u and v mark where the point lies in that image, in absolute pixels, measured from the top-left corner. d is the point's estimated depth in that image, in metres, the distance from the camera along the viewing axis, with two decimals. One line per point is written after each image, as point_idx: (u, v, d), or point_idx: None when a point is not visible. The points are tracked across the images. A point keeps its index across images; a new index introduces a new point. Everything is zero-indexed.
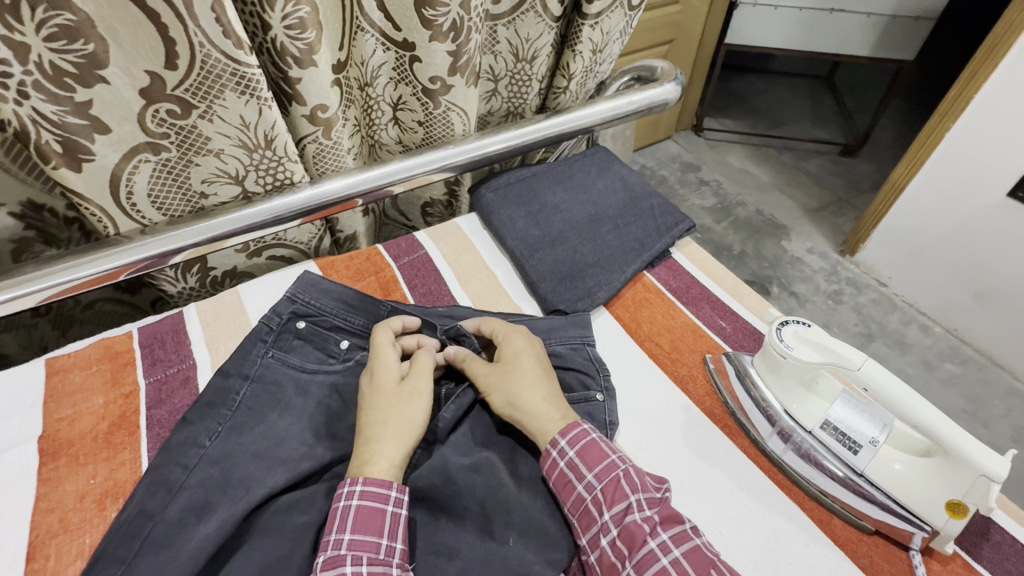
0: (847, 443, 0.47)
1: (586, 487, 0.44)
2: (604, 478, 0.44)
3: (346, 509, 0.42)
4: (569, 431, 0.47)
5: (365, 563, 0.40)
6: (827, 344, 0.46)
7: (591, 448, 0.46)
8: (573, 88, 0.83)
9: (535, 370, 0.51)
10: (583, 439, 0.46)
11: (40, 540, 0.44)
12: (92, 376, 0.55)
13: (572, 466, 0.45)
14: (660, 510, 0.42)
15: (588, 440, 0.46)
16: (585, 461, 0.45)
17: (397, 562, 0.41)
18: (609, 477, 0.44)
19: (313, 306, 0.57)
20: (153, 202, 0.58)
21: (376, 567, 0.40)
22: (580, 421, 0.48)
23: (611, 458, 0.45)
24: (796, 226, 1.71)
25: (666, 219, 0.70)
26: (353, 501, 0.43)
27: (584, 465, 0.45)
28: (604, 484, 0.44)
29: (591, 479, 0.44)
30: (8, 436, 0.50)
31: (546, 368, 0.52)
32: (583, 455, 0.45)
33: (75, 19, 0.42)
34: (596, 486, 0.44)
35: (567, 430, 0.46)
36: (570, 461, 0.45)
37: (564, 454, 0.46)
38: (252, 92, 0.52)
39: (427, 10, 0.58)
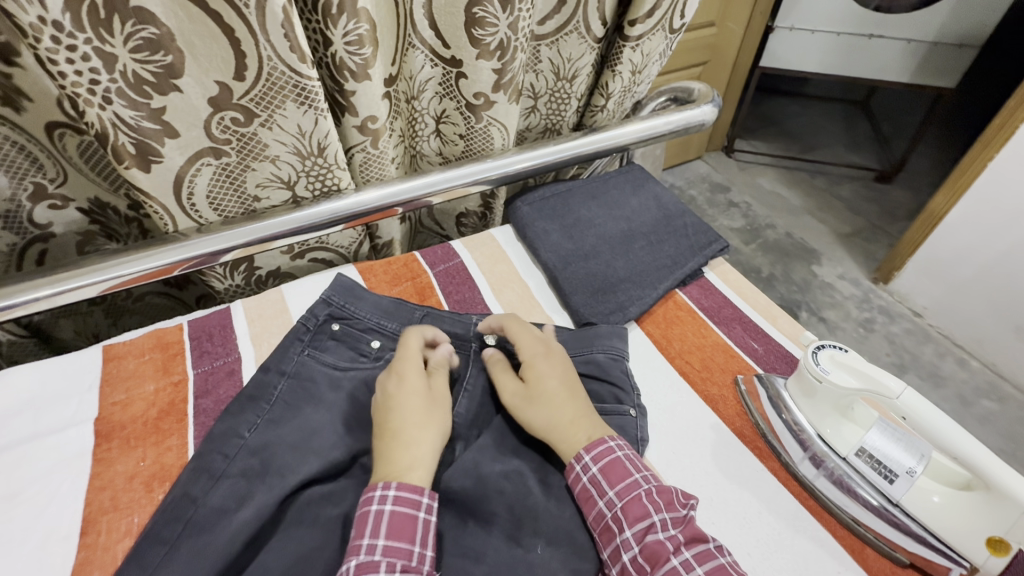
0: (883, 472, 0.46)
1: (607, 503, 0.45)
2: (626, 496, 0.45)
3: (379, 514, 0.42)
4: (595, 446, 0.48)
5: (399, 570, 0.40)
6: (865, 369, 0.46)
7: (614, 466, 0.46)
8: (611, 106, 0.84)
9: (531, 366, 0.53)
10: (606, 456, 0.47)
11: (92, 517, 0.47)
12: (145, 364, 0.58)
13: (595, 481, 0.46)
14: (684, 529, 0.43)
15: (612, 457, 0.47)
16: (607, 478, 0.46)
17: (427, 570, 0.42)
18: (630, 496, 0.45)
19: (348, 308, 0.59)
20: (211, 203, 0.61)
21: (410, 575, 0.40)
22: (603, 438, 0.48)
23: (634, 476, 0.46)
24: (827, 251, 1.69)
25: (700, 238, 0.71)
26: (386, 506, 0.43)
27: (607, 482, 0.46)
28: (626, 501, 0.45)
29: (612, 495, 0.45)
30: (68, 416, 0.53)
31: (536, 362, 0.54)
32: (606, 472, 0.46)
33: (158, 32, 0.45)
34: (617, 503, 0.45)
35: (591, 447, 0.47)
36: (593, 476, 0.46)
37: (588, 469, 0.46)
38: (310, 103, 0.55)
39: (476, 30, 0.61)
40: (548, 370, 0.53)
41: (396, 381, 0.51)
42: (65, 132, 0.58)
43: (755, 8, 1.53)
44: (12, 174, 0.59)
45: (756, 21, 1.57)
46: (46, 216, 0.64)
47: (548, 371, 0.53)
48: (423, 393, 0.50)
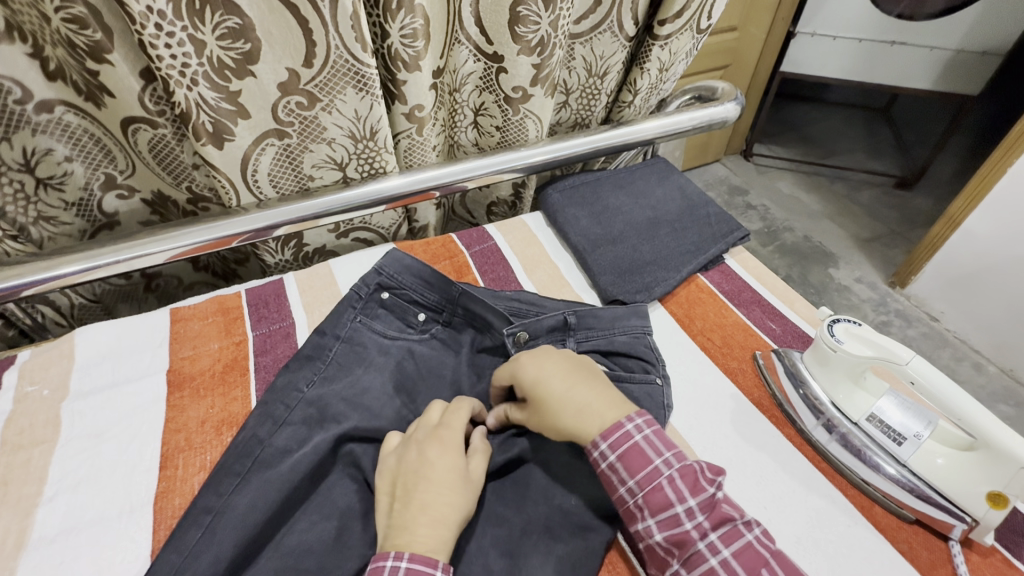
0: (892, 435, 0.51)
1: (628, 491, 0.45)
2: (646, 485, 0.45)
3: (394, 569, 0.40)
4: (610, 433, 0.47)
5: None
6: (879, 340, 0.49)
7: (633, 453, 0.46)
8: (637, 102, 0.89)
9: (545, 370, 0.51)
10: (624, 442, 0.46)
11: (169, 453, 0.52)
12: (208, 326, 0.63)
13: (614, 468, 0.46)
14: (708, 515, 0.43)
15: (630, 443, 0.46)
16: (627, 466, 0.45)
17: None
18: (651, 483, 0.45)
19: (395, 279, 0.62)
20: (270, 180, 0.66)
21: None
22: (620, 421, 0.47)
23: (655, 463, 0.45)
24: (845, 255, 1.71)
25: (721, 227, 0.75)
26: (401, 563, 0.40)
27: (626, 470, 0.46)
28: (647, 489, 0.45)
29: (633, 484, 0.45)
30: (144, 366, 0.59)
31: (539, 362, 0.52)
32: (625, 460, 0.46)
33: (241, 23, 0.51)
34: (638, 492, 0.45)
35: (607, 434, 0.47)
36: (612, 464, 0.46)
37: (606, 457, 0.46)
38: (367, 90, 0.61)
39: (519, 27, 0.65)
40: (550, 363, 0.52)
41: (436, 452, 0.46)
42: (140, 127, 0.61)
43: (777, 14, 1.57)
44: (88, 164, 0.64)
45: (778, 26, 1.60)
46: (114, 204, 0.69)
47: (551, 363, 0.52)
48: (460, 472, 0.46)
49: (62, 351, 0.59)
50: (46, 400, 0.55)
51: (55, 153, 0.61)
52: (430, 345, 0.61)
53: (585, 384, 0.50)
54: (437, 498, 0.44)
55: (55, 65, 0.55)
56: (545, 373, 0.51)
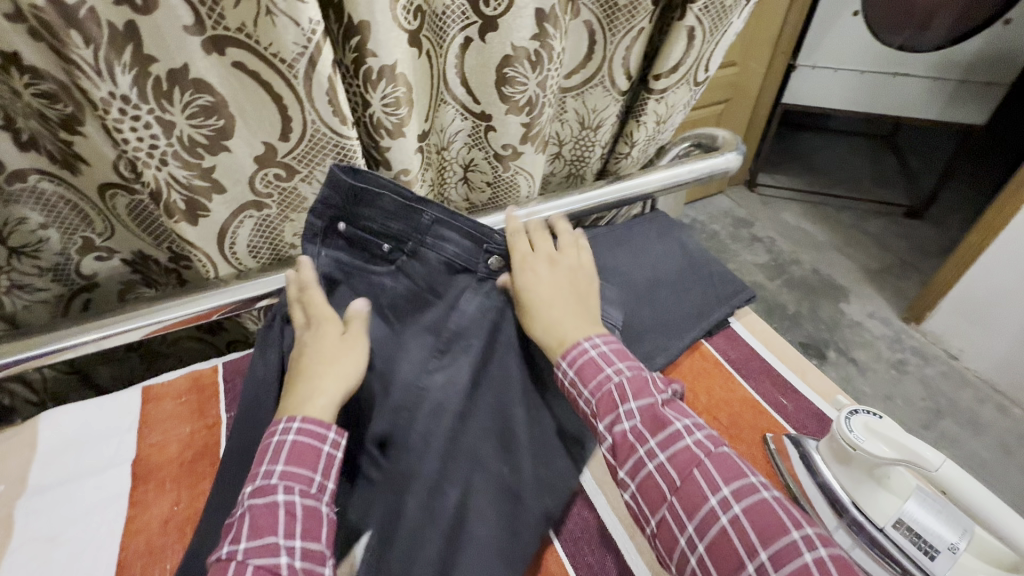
0: (922, 546, 0.45)
1: (584, 402, 0.50)
2: (598, 392, 0.49)
3: (281, 444, 0.46)
4: (569, 353, 0.52)
5: (296, 494, 0.44)
6: (902, 439, 0.44)
7: (587, 365, 0.50)
8: (635, 154, 0.86)
9: (560, 291, 0.57)
10: (580, 358, 0.51)
11: (126, 560, 0.48)
12: (181, 406, 0.60)
13: (573, 383, 0.51)
14: (645, 418, 0.46)
15: (585, 358, 0.51)
16: (584, 376, 0.50)
17: (325, 499, 0.46)
18: (602, 390, 0.49)
19: (357, 261, 0.59)
20: (250, 251, 0.63)
21: (305, 500, 0.44)
22: (580, 341, 0.52)
23: (605, 372, 0.50)
24: (855, 289, 1.67)
25: (726, 288, 0.71)
26: (289, 437, 0.46)
27: (582, 382, 0.50)
28: (598, 397, 0.49)
29: (587, 394, 0.49)
30: (109, 455, 0.55)
31: (550, 274, 0.57)
32: (581, 373, 0.50)
33: (213, 100, 0.49)
34: (591, 399, 0.49)
35: (566, 353, 0.52)
36: (572, 378, 0.51)
37: (567, 375, 0.52)
38: (348, 160, 0.58)
39: (506, 88, 0.63)
40: (550, 279, 0.57)
41: (312, 334, 0.53)
42: (117, 192, 0.59)
43: (777, 50, 1.57)
44: (65, 231, 0.62)
45: (777, 62, 1.60)
46: (92, 266, 0.66)
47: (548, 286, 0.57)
48: (337, 335, 0.53)
49: (23, 439, 0.56)
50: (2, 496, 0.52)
51: (30, 221, 0.59)
52: (390, 330, 0.59)
53: (560, 303, 0.56)
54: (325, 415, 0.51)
55: (29, 136, 0.53)
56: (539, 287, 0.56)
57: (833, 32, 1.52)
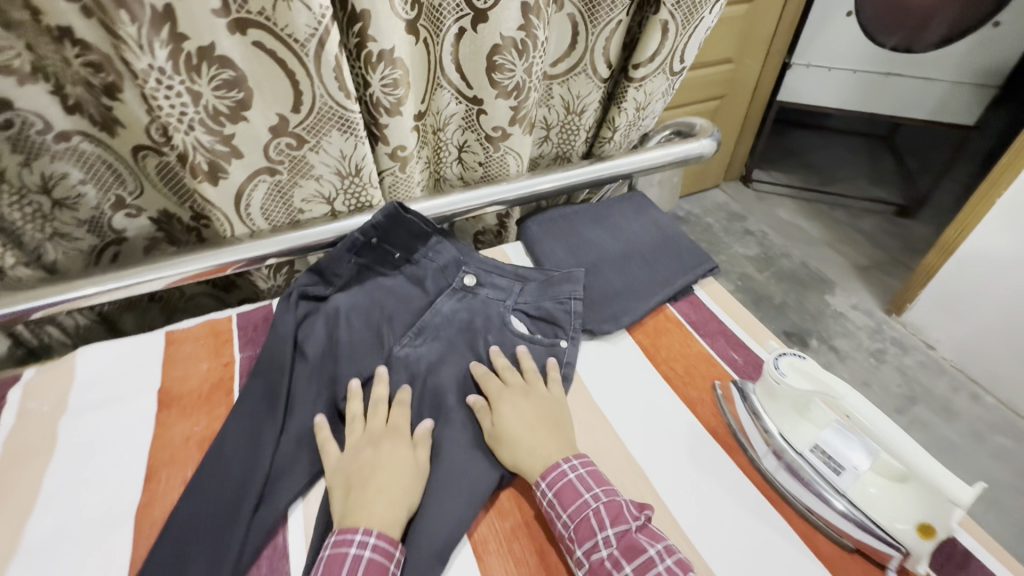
0: (832, 465, 0.52)
1: (562, 524, 0.50)
2: (576, 517, 0.50)
3: (357, 558, 0.47)
4: (549, 473, 0.53)
5: None
6: (820, 375, 0.51)
7: (566, 489, 0.51)
8: (617, 138, 0.93)
9: (540, 421, 0.58)
10: (559, 480, 0.52)
11: (154, 467, 0.56)
12: (199, 347, 0.68)
13: (551, 505, 0.51)
14: (622, 547, 0.47)
15: (564, 481, 0.52)
16: (562, 500, 0.51)
17: None
18: (581, 516, 0.50)
19: (386, 229, 0.72)
20: (263, 213, 0.71)
21: None
22: (558, 462, 0.54)
23: (584, 497, 0.51)
24: (841, 282, 1.73)
25: (692, 260, 0.78)
26: (365, 553, 0.47)
27: (561, 505, 0.51)
28: (576, 522, 0.50)
29: (565, 518, 0.50)
30: (138, 385, 0.63)
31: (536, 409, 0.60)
32: (560, 495, 0.51)
33: (234, 75, 0.56)
34: (569, 525, 0.50)
35: (545, 473, 0.53)
36: (550, 500, 0.52)
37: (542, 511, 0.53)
38: (352, 133, 0.65)
39: (496, 74, 0.71)
40: (528, 406, 0.60)
41: (388, 446, 0.56)
42: (148, 154, 0.68)
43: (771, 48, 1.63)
44: (101, 187, 0.70)
45: (772, 60, 1.66)
46: (122, 223, 0.75)
47: (525, 410, 0.59)
48: (412, 462, 0.55)
49: (64, 367, 0.64)
50: (47, 414, 0.60)
51: (71, 177, 0.67)
52: (401, 282, 0.74)
53: (541, 432, 0.57)
54: (387, 482, 0.53)
55: (75, 101, 0.61)
56: (514, 415, 0.59)
57: (825, 31, 1.57)
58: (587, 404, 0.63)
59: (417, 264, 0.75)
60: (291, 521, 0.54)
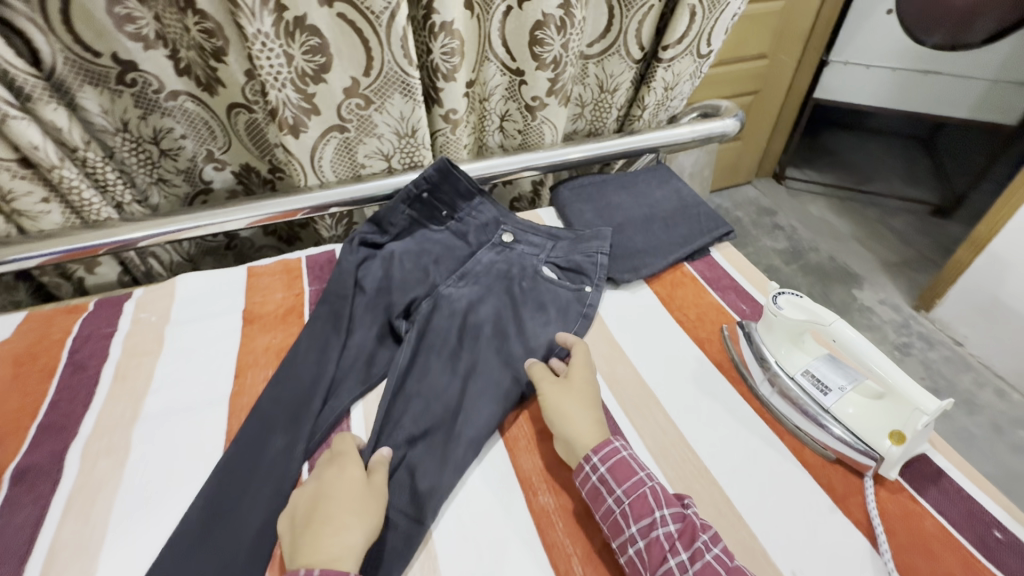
0: (820, 387, 0.59)
1: (615, 500, 0.50)
2: (632, 493, 0.49)
3: None
4: (601, 448, 0.53)
5: None
6: (811, 306, 0.59)
7: (621, 465, 0.51)
8: (646, 116, 1.01)
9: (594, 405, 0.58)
10: (613, 456, 0.52)
11: (242, 368, 0.67)
12: (275, 280, 0.79)
13: (604, 480, 0.51)
14: (680, 528, 0.47)
15: (618, 458, 0.52)
16: (617, 474, 0.51)
17: None
18: (637, 492, 0.50)
19: (436, 185, 0.81)
20: (331, 167, 0.82)
21: None
22: (611, 440, 0.54)
23: (639, 475, 0.51)
24: (870, 277, 1.75)
25: (709, 224, 0.85)
26: None
27: (615, 480, 0.51)
28: (632, 498, 0.49)
29: (620, 494, 0.50)
30: (226, 306, 0.75)
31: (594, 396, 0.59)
32: (614, 471, 0.51)
33: (321, 42, 0.67)
34: (624, 500, 0.49)
35: (600, 448, 0.52)
36: (602, 475, 0.51)
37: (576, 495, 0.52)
38: (412, 96, 0.76)
39: (538, 48, 0.80)
40: (583, 391, 0.59)
41: (332, 474, 0.52)
42: (240, 111, 0.80)
43: (809, 45, 1.65)
44: (198, 140, 0.82)
45: (810, 55, 1.69)
46: (211, 174, 0.87)
47: (583, 393, 0.59)
48: (361, 484, 0.51)
49: (167, 289, 0.77)
50: (154, 323, 0.72)
51: (175, 131, 0.79)
52: (446, 236, 0.82)
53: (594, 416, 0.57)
54: (338, 510, 0.48)
55: (185, 64, 0.73)
56: (573, 398, 0.58)
57: (863, 30, 1.62)
58: (607, 339, 0.70)
59: (460, 220, 0.83)
60: (354, 414, 0.63)
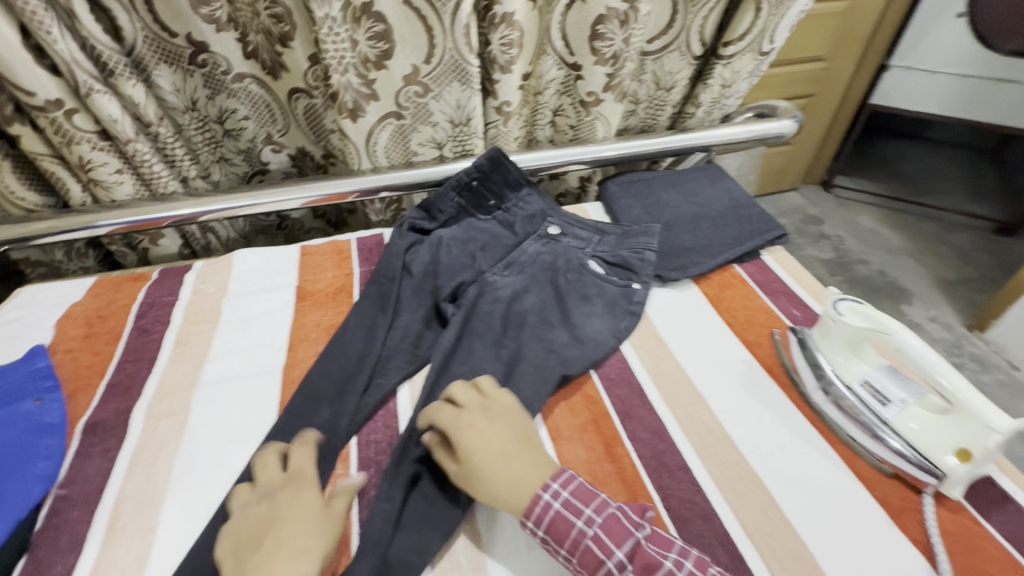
0: (879, 398, 0.56)
1: (563, 559, 0.45)
2: (577, 550, 0.44)
3: None
4: (532, 509, 0.46)
5: None
6: (875, 313, 0.56)
7: (557, 521, 0.45)
8: (700, 115, 0.99)
9: (516, 441, 0.51)
10: (547, 514, 0.46)
11: (294, 342, 0.69)
12: (326, 260, 0.81)
13: (545, 541, 0.46)
14: (635, 567, 0.43)
15: (552, 512, 0.46)
16: (580, 498, 0.46)
17: None
18: (580, 547, 0.44)
19: (485, 174, 0.82)
20: (384, 153, 0.84)
21: None
22: (539, 489, 0.47)
23: (578, 525, 0.45)
24: (921, 294, 1.67)
25: (762, 227, 0.83)
26: None
27: (556, 540, 0.45)
28: (578, 554, 0.44)
29: (566, 552, 0.45)
30: (280, 282, 0.77)
31: (511, 430, 0.52)
32: (551, 531, 0.45)
33: (384, 28, 0.68)
34: (572, 557, 0.45)
35: (529, 510, 0.46)
36: (542, 537, 0.46)
37: (534, 532, 0.46)
38: (468, 84, 0.76)
39: (597, 42, 0.79)
40: (491, 427, 0.52)
41: (287, 495, 0.49)
42: (300, 95, 0.82)
43: (869, 48, 1.59)
44: (259, 122, 0.85)
45: (870, 59, 1.62)
46: (269, 157, 0.89)
47: (493, 431, 0.51)
48: (318, 506, 0.49)
49: (225, 263, 0.80)
50: (213, 294, 0.75)
51: (238, 112, 0.82)
52: (493, 225, 0.82)
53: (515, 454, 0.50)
54: (292, 531, 0.46)
55: (253, 48, 0.76)
56: (480, 440, 0.51)
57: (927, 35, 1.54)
58: (653, 336, 0.70)
59: (507, 210, 0.83)
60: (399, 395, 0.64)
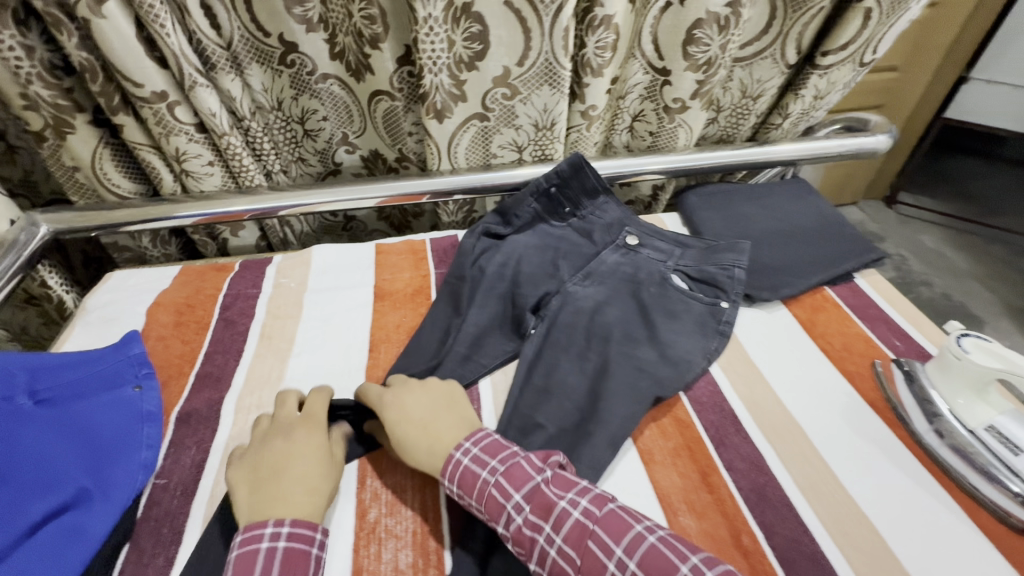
0: (1009, 447, 0.53)
1: (474, 509, 0.46)
2: (483, 498, 0.46)
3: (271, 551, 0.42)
4: (447, 466, 0.48)
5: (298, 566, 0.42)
6: (1010, 354, 0.53)
7: (466, 475, 0.47)
8: (787, 125, 0.95)
9: (436, 406, 0.54)
10: (457, 470, 0.48)
11: (375, 342, 0.69)
12: (402, 260, 0.81)
13: (460, 496, 0.47)
14: (533, 505, 0.44)
15: (462, 468, 0.48)
16: (488, 452, 0.48)
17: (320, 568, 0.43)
18: (485, 494, 0.46)
19: (565, 180, 0.80)
20: (463, 155, 0.83)
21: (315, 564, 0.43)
22: (452, 447, 0.49)
23: (483, 475, 0.47)
24: (992, 321, 1.55)
25: (857, 248, 0.79)
26: (279, 543, 0.42)
27: (466, 491, 0.47)
28: (484, 502, 0.46)
29: (476, 503, 0.46)
30: (358, 280, 0.77)
31: (441, 400, 0.55)
32: (461, 484, 0.47)
33: (480, 29, 0.67)
34: (479, 507, 0.46)
35: (444, 469, 0.48)
36: (456, 493, 0.47)
37: (449, 492, 0.48)
38: (557, 85, 0.74)
39: (691, 47, 0.76)
40: (419, 398, 0.54)
41: (298, 435, 0.51)
42: (382, 99, 0.80)
43: (949, 58, 1.51)
44: (338, 121, 0.85)
45: (948, 71, 1.54)
46: (343, 157, 0.90)
47: (418, 398, 0.54)
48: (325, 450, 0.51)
49: (304, 258, 0.80)
50: (293, 289, 0.75)
51: (319, 113, 0.83)
52: (570, 232, 0.80)
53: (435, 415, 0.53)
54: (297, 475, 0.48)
55: (340, 49, 0.76)
56: (409, 408, 0.53)
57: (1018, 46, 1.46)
58: (744, 359, 0.67)
59: (585, 216, 0.81)
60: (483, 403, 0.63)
